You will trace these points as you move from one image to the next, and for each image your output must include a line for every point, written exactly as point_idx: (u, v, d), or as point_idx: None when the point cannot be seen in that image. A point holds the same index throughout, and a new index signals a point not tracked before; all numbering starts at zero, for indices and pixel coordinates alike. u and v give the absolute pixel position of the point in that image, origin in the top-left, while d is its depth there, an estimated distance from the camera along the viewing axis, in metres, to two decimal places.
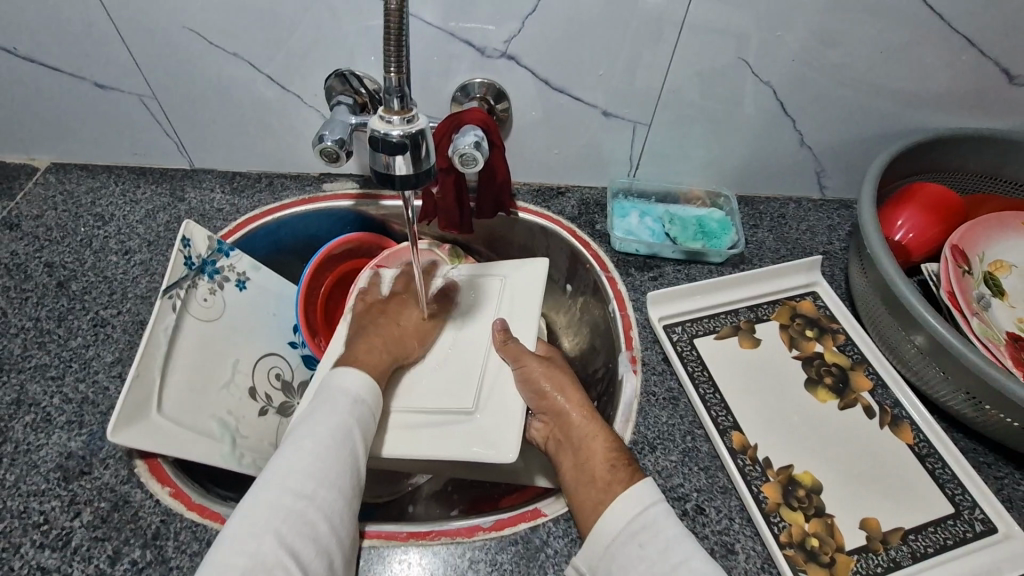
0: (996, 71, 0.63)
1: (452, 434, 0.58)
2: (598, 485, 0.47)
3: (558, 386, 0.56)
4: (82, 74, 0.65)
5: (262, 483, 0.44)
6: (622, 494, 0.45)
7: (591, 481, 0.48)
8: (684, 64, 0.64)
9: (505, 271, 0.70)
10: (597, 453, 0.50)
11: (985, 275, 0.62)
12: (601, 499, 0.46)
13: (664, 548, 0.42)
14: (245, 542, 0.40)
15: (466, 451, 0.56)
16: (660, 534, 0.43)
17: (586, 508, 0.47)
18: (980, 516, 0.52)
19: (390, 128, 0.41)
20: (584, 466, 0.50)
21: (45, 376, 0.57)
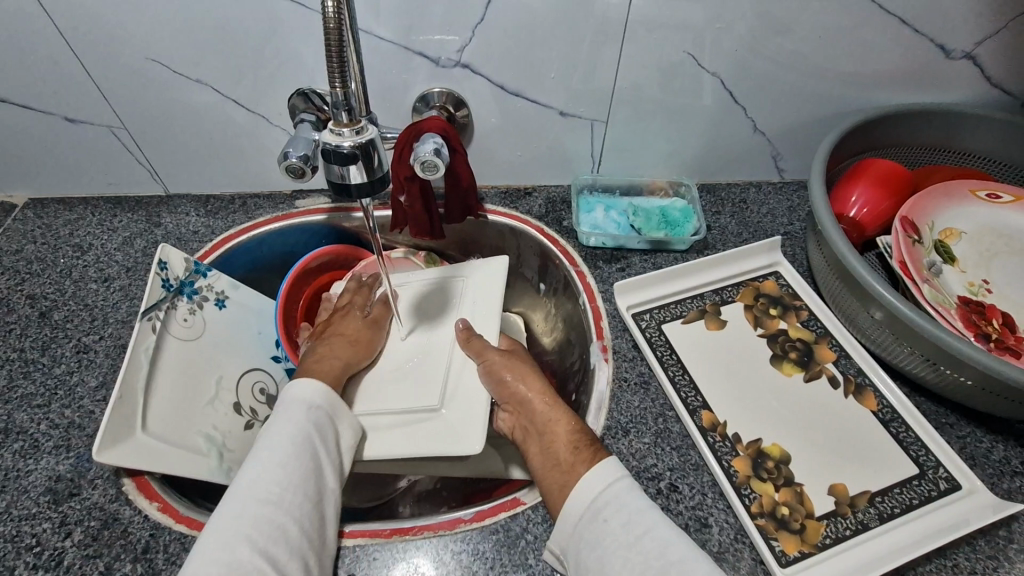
0: (932, 47, 0.66)
1: (418, 429, 0.59)
2: (563, 467, 0.50)
3: (520, 377, 0.59)
4: (53, 110, 0.67)
5: (224, 506, 0.45)
6: (587, 474, 0.47)
7: (557, 465, 0.50)
8: (633, 62, 0.66)
9: (468, 270, 0.72)
10: (560, 438, 0.52)
11: (936, 243, 0.64)
12: (568, 480, 0.48)
13: (632, 524, 0.44)
14: (219, 549, 0.42)
15: (431, 447, 0.57)
16: (628, 512, 0.45)
17: (554, 489, 0.49)
18: (944, 475, 0.54)
19: (341, 140, 0.42)
20: (550, 451, 0.52)
21: (31, 404, 0.58)
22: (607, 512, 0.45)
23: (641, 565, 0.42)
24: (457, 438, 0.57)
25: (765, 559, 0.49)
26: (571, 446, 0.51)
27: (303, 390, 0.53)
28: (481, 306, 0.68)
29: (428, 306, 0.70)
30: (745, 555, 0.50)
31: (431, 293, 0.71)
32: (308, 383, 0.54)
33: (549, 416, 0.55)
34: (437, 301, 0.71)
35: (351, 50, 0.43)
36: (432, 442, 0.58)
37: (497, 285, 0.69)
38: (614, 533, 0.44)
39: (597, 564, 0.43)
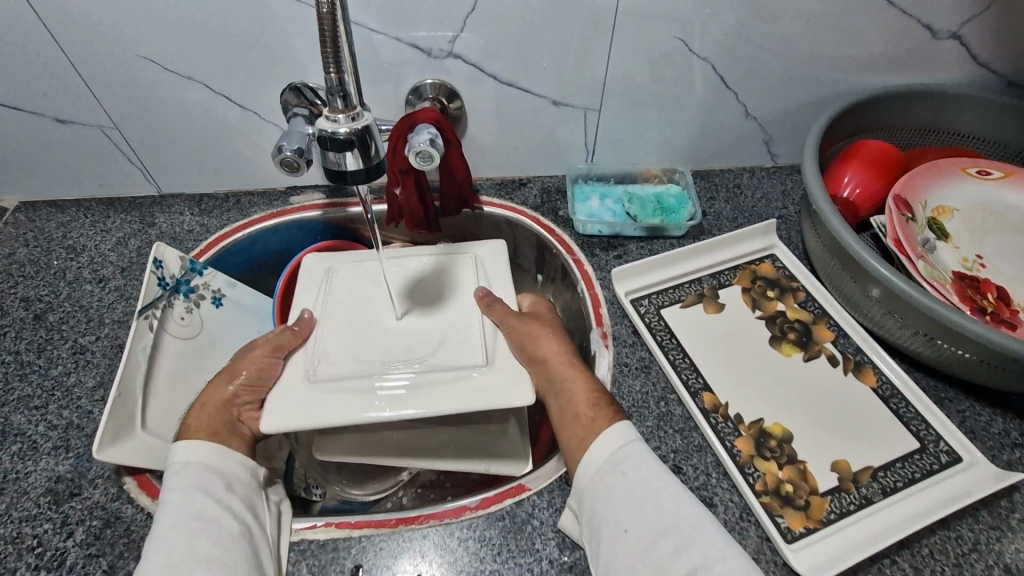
0: (919, 28, 0.67)
1: (462, 389, 0.54)
2: (582, 422, 0.52)
3: (540, 341, 0.58)
4: (43, 111, 0.67)
5: None
6: (603, 431, 0.50)
7: (575, 417, 0.53)
8: (624, 50, 0.66)
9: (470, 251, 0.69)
10: (580, 394, 0.54)
11: (929, 221, 0.64)
12: (586, 434, 0.51)
13: (650, 479, 0.47)
14: None
15: (480, 403, 0.53)
16: (643, 467, 0.48)
17: (572, 443, 0.52)
18: (945, 448, 0.54)
19: (336, 126, 0.42)
20: (570, 408, 0.54)
21: (29, 406, 0.58)
22: (625, 465, 0.48)
23: (653, 519, 0.45)
24: (503, 393, 0.54)
25: (772, 536, 0.49)
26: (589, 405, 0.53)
27: (185, 453, 0.48)
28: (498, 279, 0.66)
29: (430, 287, 0.65)
30: (752, 533, 0.50)
31: (432, 274, 0.67)
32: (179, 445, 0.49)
33: (568, 377, 0.56)
34: (440, 279, 0.66)
35: (343, 37, 0.42)
36: (477, 400, 0.53)
37: (505, 265, 0.67)
38: (631, 484, 0.47)
39: (615, 514, 0.45)
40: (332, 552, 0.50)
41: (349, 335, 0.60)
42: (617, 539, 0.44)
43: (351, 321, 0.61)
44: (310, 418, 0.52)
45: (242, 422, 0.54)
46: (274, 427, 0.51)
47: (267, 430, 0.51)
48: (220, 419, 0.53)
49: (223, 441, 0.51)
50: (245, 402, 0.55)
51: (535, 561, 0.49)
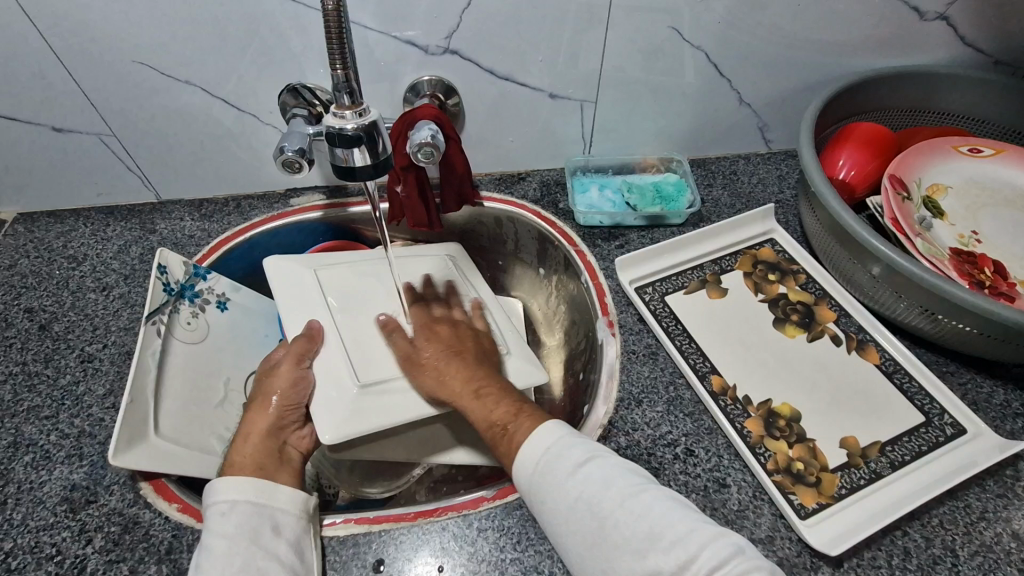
0: (907, 10, 0.68)
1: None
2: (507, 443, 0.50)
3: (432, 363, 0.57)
4: (39, 120, 0.66)
5: None
6: (529, 437, 0.49)
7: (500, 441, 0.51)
8: (618, 41, 0.67)
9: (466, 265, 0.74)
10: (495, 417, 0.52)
11: (924, 199, 0.65)
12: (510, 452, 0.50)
13: (570, 474, 0.46)
14: None
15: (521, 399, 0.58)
16: (568, 463, 0.46)
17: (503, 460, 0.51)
18: (949, 421, 0.55)
19: (344, 123, 0.42)
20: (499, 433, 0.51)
21: (39, 416, 0.58)
22: (547, 469, 0.47)
23: (585, 518, 0.44)
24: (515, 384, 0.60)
25: (785, 513, 0.50)
26: (490, 432, 0.52)
27: (225, 491, 0.47)
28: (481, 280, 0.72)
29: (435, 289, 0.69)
30: (766, 510, 0.51)
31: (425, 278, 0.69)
32: (216, 486, 0.47)
33: (471, 409, 0.53)
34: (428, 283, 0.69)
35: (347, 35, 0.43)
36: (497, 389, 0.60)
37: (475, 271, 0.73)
38: (556, 495, 0.46)
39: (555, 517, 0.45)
40: (354, 548, 0.50)
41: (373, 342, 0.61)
42: (572, 541, 0.45)
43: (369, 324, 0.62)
44: (363, 422, 0.54)
45: (290, 445, 0.56)
46: (340, 436, 0.53)
47: (331, 442, 0.52)
48: (270, 445, 0.54)
49: (271, 475, 0.51)
50: (287, 423, 0.56)
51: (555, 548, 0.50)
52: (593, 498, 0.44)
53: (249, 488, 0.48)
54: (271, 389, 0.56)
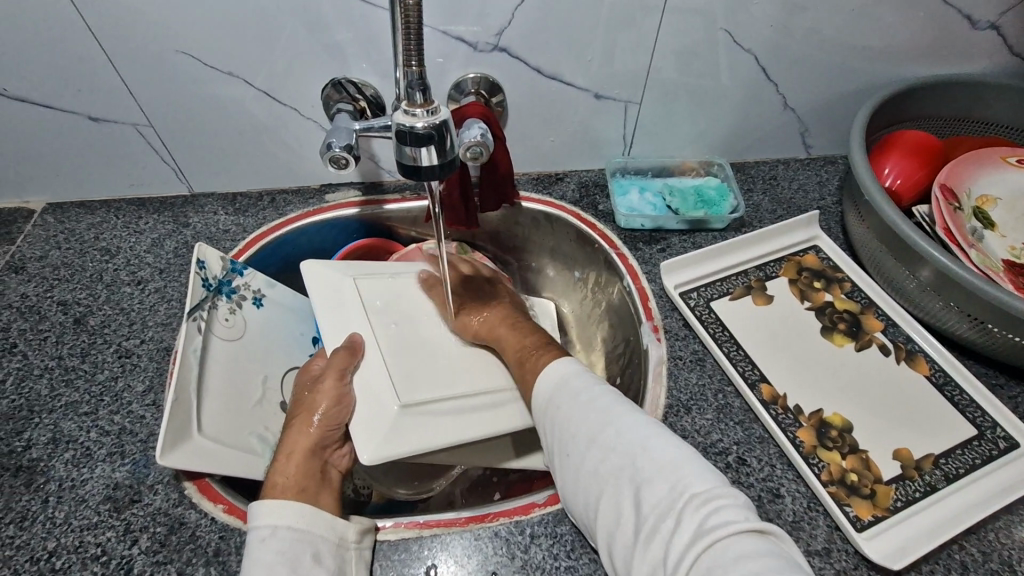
0: (960, 17, 0.67)
1: (503, 413, 0.60)
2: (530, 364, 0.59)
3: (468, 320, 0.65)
4: (76, 109, 0.65)
5: None
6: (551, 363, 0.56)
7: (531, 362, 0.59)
8: (668, 43, 0.66)
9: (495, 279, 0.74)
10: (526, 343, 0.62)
11: (975, 210, 0.65)
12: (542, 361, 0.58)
13: (583, 396, 0.51)
14: None
15: None
16: (585, 387, 0.52)
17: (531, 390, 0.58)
18: (1002, 434, 0.55)
19: (415, 120, 0.41)
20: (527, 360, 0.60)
21: (78, 413, 0.56)
22: (563, 392, 0.53)
23: (585, 431, 0.49)
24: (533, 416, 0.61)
25: (841, 524, 0.49)
26: (519, 357, 0.61)
27: (274, 515, 0.46)
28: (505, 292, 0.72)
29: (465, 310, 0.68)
30: (821, 522, 0.50)
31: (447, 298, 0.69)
32: (258, 505, 0.46)
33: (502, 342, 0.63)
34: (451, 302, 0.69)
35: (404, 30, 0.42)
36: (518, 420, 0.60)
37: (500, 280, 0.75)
38: (565, 411, 0.51)
39: (560, 434, 0.51)
40: (405, 553, 0.49)
41: (407, 362, 0.60)
42: (566, 461, 0.50)
43: (403, 344, 0.62)
44: (405, 442, 0.53)
45: (331, 463, 0.55)
46: (384, 454, 0.52)
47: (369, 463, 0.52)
48: (313, 465, 0.53)
49: (313, 497, 0.49)
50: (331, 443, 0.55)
51: None
52: (595, 417, 0.49)
53: (298, 515, 0.46)
54: (314, 406, 0.56)
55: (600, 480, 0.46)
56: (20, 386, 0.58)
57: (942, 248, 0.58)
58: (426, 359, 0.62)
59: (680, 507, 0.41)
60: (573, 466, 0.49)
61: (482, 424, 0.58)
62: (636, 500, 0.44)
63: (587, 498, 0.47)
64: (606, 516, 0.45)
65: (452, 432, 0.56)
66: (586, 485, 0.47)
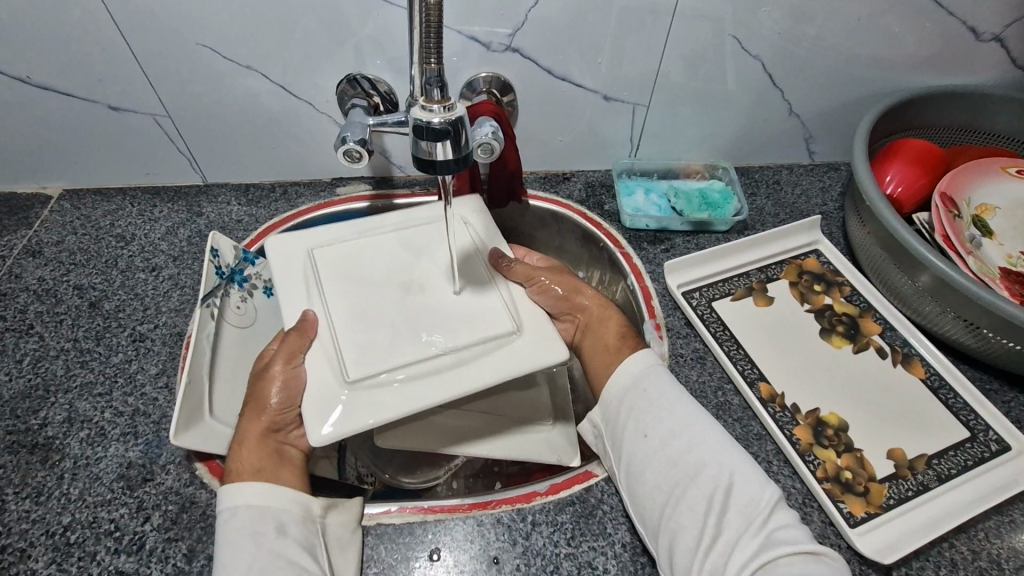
0: (964, 29, 0.68)
1: (510, 358, 0.52)
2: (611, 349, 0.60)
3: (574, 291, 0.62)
4: (97, 98, 0.67)
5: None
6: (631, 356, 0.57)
7: (605, 348, 0.60)
8: (677, 48, 0.67)
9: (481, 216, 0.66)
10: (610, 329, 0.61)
11: (973, 218, 0.66)
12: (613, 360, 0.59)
13: (668, 393, 0.53)
14: None
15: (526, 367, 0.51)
16: (664, 382, 0.54)
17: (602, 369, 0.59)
18: (994, 437, 0.56)
19: (431, 116, 0.42)
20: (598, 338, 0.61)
21: (93, 393, 0.58)
22: (644, 383, 0.54)
23: (667, 422, 0.51)
24: (549, 346, 0.52)
25: (835, 520, 0.51)
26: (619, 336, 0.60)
27: (239, 497, 0.46)
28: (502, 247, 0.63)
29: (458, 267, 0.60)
30: (815, 517, 0.52)
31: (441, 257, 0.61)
32: (224, 492, 0.47)
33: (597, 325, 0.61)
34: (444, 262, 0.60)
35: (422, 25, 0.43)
36: (529, 359, 0.51)
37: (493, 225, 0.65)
38: (650, 398, 0.53)
39: (636, 419, 0.52)
40: (410, 537, 0.50)
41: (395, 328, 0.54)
42: (637, 442, 0.51)
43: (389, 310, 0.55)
44: (357, 418, 0.47)
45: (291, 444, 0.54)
46: (333, 434, 0.46)
47: (317, 444, 0.46)
48: (269, 446, 0.52)
49: (274, 478, 0.49)
50: None
51: (609, 544, 0.50)
52: (675, 414, 0.51)
53: (261, 493, 0.47)
54: (267, 387, 0.53)
55: (677, 474, 0.48)
56: (36, 365, 0.60)
57: (939, 254, 0.60)
58: (410, 314, 0.55)
59: (751, 520, 0.45)
60: (643, 450, 0.51)
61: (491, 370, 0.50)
62: (705, 503, 0.46)
63: (657, 489, 0.49)
64: (675, 515, 0.47)
65: (434, 394, 0.49)
66: (656, 476, 0.49)
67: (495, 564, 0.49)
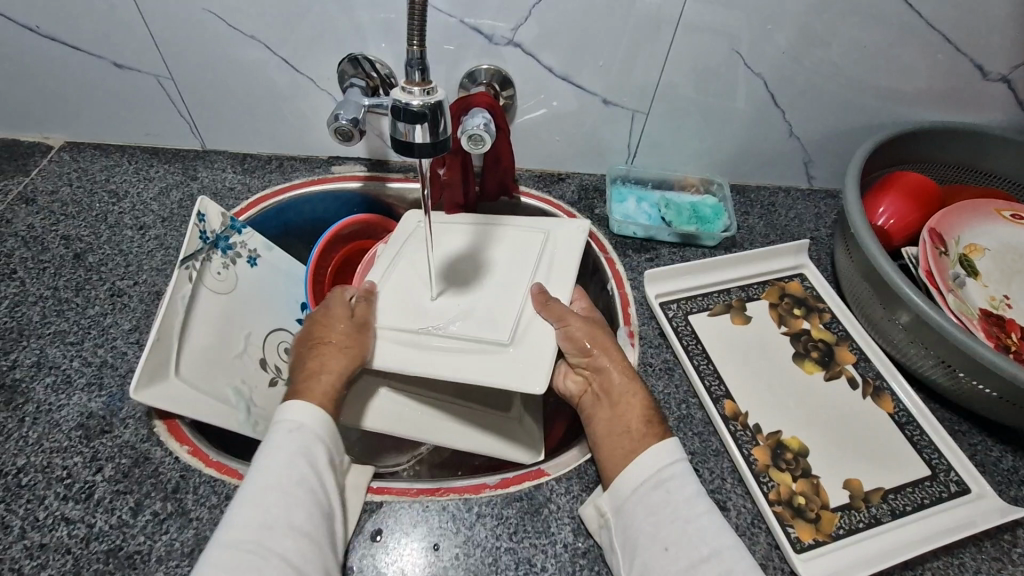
0: (972, 67, 0.67)
1: (498, 361, 0.53)
2: (633, 436, 0.51)
3: (602, 347, 0.56)
4: (102, 54, 0.68)
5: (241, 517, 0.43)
6: (653, 446, 0.49)
7: (625, 431, 0.51)
8: (679, 59, 0.67)
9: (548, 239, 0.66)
10: (635, 408, 0.53)
11: (961, 257, 0.66)
12: (633, 447, 0.50)
13: (692, 502, 0.46)
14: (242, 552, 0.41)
15: (494, 377, 0.52)
16: (691, 488, 0.47)
17: (616, 454, 0.50)
18: (954, 478, 0.55)
19: (411, 98, 0.43)
20: (619, 419, 0.52)
21: (65, 341, 0.59)
22: (670, 485, 0.47)
23: (694, 544, 0.43)
24: (519, 376, 0.52)
25: (781, 543, 0.50)
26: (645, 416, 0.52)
27: (300, 414, 0.49)
28: (561, 268, 0.63)
29: (459, 266, 0.64)
30: (762, 539, 0.51)
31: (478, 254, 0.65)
32: (297, 406, 0.49)
33: (620, 402, 0.54)
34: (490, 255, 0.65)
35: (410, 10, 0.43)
36: (504, 375, 0.52)
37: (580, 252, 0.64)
38: (673, 502, 0.46)
39: (654, 527, 0.45)
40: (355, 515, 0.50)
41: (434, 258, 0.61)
42: (656, 555, 0.44)
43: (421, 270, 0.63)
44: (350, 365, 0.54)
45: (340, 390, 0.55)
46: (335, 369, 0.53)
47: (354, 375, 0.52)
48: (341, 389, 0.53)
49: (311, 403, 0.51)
50: None
51: (550, 543, 0.50)
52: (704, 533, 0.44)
53: (321, 421, 0.49)
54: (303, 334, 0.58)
55: None
56: (13, 309, 0.61)
57: (922, 292, 0.59)
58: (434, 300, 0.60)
59: None
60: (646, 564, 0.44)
61: (458, 364, 0.53)
62: None
63: None
64: None
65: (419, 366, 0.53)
66: None
67: (434, 550, 0.49)
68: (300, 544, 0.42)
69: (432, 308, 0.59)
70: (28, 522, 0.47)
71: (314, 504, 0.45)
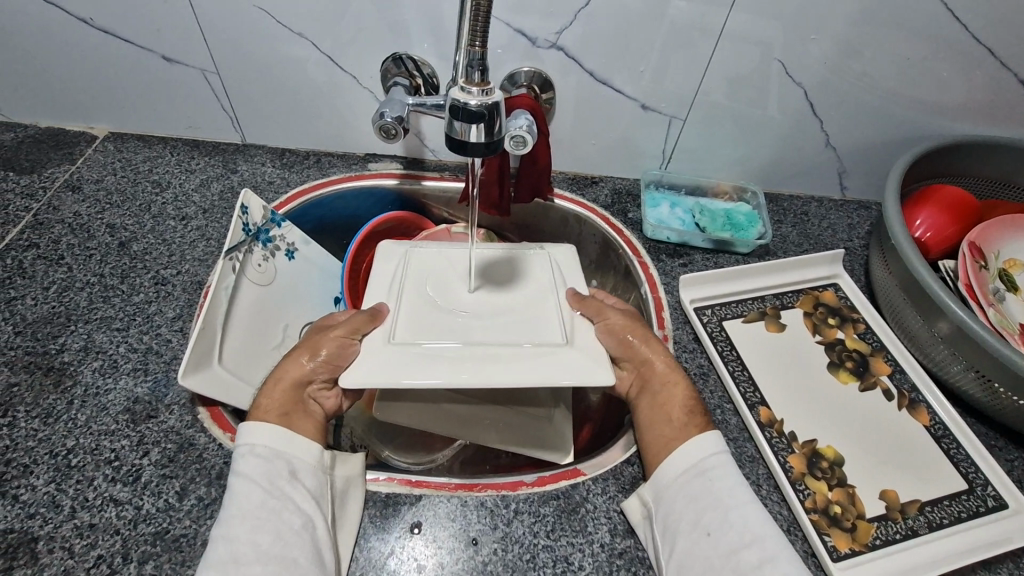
0: (1015, 81, 0.67)
1: (550, 362, 0.50)
2: (674, 424, 0.52)
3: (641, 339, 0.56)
4: (152, 47, 0.69)
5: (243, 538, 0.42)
6: (696, 437, 0.50)
7: (666, 421, 0.53)
8: (720, 67, 0.68)
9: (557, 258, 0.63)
10: (675, 396, 0.54)
11: (1000, 271, 0.67)
12: (674, 436, 0.52)
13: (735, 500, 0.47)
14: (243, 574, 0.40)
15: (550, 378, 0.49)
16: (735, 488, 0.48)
17: (658, 447, 0.52)
18: (992, 493, 0.55)
19: (469, 98, 0.43)
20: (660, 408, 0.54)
21: (111, 327, 0.60)
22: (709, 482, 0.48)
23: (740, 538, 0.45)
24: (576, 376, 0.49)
25: (817, 551, 0.50)
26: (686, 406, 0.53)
27: (256, 435, 0.47)
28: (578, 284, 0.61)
29: (489, 271, 0.61)
30: (798, 546, 0.51)
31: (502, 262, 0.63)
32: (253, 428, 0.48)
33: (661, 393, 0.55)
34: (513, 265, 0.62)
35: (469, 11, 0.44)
36: (565, 372, 0.49)
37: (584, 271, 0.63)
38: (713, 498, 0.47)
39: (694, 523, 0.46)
40: (394, 507, 0.51)
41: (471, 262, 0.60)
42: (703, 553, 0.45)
43: (428, 283, 0.59)
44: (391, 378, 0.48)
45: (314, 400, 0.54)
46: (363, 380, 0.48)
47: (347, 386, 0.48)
48: (294, 398, 0.52)
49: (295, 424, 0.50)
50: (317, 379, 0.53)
51: (587, 542, 0.50)
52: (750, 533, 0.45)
53: (281, 438, 0.48)
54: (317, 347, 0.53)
55: None
56: (61, 294, 0.62)
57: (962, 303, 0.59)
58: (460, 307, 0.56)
59: None
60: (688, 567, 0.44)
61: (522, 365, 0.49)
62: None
63: None
64: None
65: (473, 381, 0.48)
66: None
67: (473, 545, 0.49)
68: (286, 548, 0.43)
69: (453, 311, 0.55)
70: (78, 502, 0.48)
71: (291, 513, 0.45)
